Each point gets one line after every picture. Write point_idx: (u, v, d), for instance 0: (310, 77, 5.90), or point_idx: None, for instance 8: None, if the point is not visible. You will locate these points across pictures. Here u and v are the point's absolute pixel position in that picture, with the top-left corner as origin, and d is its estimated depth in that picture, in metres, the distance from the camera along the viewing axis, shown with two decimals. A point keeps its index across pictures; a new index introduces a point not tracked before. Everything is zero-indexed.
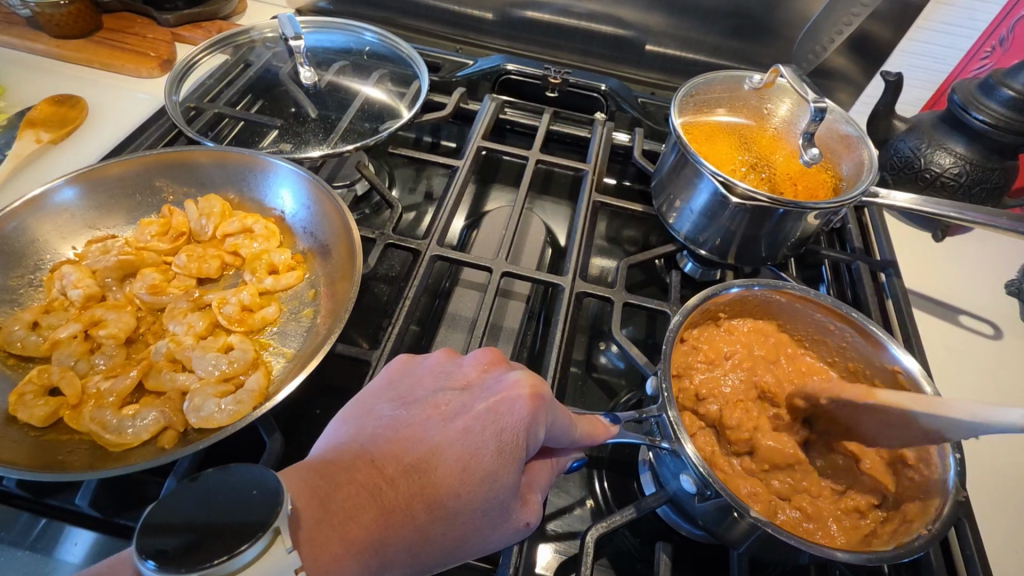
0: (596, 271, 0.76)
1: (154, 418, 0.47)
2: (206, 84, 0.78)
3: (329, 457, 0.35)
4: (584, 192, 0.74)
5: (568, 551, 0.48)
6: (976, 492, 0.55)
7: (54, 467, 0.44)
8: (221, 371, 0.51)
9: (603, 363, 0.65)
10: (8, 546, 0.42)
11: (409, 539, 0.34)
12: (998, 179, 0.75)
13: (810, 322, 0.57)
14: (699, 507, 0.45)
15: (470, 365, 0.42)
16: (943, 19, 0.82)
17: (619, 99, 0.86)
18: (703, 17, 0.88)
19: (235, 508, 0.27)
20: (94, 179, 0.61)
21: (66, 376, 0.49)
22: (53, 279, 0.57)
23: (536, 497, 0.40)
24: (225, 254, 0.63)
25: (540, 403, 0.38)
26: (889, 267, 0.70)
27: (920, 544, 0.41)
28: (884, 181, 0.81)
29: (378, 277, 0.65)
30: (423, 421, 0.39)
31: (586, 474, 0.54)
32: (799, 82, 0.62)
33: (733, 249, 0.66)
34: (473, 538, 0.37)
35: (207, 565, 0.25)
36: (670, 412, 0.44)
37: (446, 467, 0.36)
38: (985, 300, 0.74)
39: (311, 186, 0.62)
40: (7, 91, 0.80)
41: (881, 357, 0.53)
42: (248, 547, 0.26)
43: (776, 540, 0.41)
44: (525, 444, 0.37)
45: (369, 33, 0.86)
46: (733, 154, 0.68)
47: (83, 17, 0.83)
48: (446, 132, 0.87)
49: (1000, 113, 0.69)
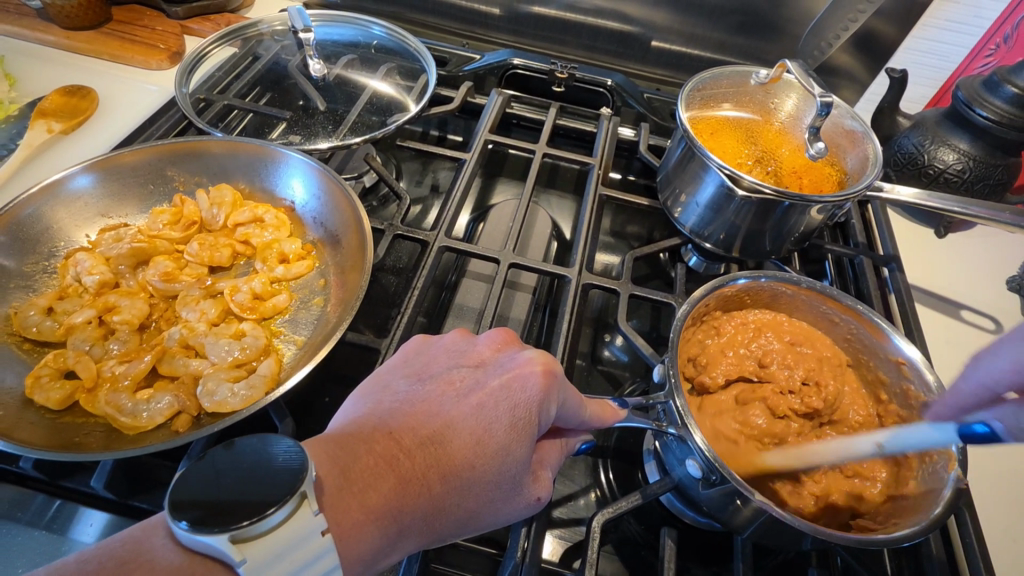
0: (600, 265, 0.76)
1: (168, 402, 0.48)
2: (216, 76, 0.78)
3: (347, 429, 0.36)
4: (590, 186, 0.74)
5: (573, 538, 0.49)
6: (976, 486, 0.55)
7: (72, 448, 0.44)
8: (233, 357, 0.52)
9: (608, 356, 0.66)
10: (26, 526, 0.42)
11: (425, 508, 0.35)
12: (1001, 175, 0.75)
13: (814, 313, 0.58)
14: (704, 494, 0.45)
15: (484, 344, 0.43)
16: (948, 17, 0.83)
17: (626, 94, 0.86)
18: (709, 14, 0.88)
19: (256, 478, 0.28)
20: (108, 168, 0.62)
21: (81, 360, 0.50)
22: (67, 266, 0.57)
23: (547, 473, 0.40)
24: (235, 243, 0.63)
25: (552, 380, 0.39)
26: (892, 262, 0.71)
27: (921, 529, 0.41)
28: (888, 177, 0.81)
29: (386, 268, 0.66)
30: (439, 396, 0.39)
31: (591, 463, 0.54)
32: (806, 77, 0.63)
33: (739, 242, 0.67)
34: (486, 510, 0.37)
35: (236, 526, 0.26)
36: (678, 399, 0.45)
37: (461, 439, 0.37)
38: (988, 295, 0.75)
39: (321, 176, 0.62)
40: (18, 80, 0.80)
41: (885, 348, 0.53)
42: (275, 510, 0.27)
43: (779, 524, 0.41)
44: (537, 421, 0.38)
45: (377, 27, 0.86)
46: (738, 148, 0.68)
47: (93, 8, 0.83)
48: (453, 126, 0.87)
49: (1004, 109, 0.70)
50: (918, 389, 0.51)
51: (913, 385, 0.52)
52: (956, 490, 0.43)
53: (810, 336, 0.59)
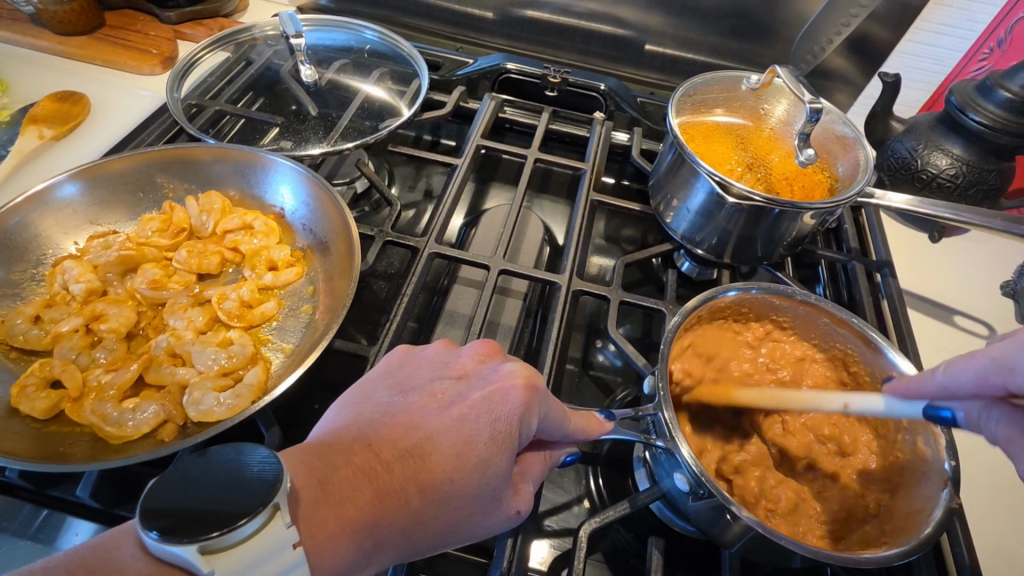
0: (593, 270, 0.76)
1: (154, 411, 0.48)
2: (208, 81, 0.78)
3: (327, 440, 0.36)
4: (582, 191, 0.74)
5: (562, 547, 0.49)
6: (968, 493, 0.55)
7: (56, 458, 0.44)
8: (220, 365, 0.52)
9: (599, 362, 0.65)
10: (10, 536, 0.42)
11: (402, 522, 0.35)
12: (995, 180, 0.75)
13: (811, 326, 0.58)
14: (692, 507, 0.45)
15: (468, 355, 0.43)
16: (941, 21, 0.82)
17: (619, 98, 0.86)
18: (702, 18, 0.88)
19: (225, 489, 0.28)
20: (96, 175, 0.62)
21: (67, 370, 0.50)
22: (54, 273, 0.57)
23: (528, 487, 0.40)
24: (224, 250, 0.63)
25: (534, 394, 0.39)
26: (884, 268, 0.71)
27: (911, 547, 0.42)
28: (882, 182, 0.81)
29: (377, 274, 0.66)
30: (420, 408, 0.39)
31: (580, 471, 0.54)
32: (796, 83, 0.63)
33: (729, 248, 0.66)
34: (465, 523, 0.37)
35: (205, 538, 0.26)
36: (666, 412, 0.44)
37: (440, 453, 0.37)
38: (981, 301, 0.74)
39: (310, 183, 0.62)
40: (10, 87, 0.80)
41: (880, 362, 0.53)
42: (246, 522, 0.27)
43: (767, 541, 0.41)
44: (518, 434, 0.38)
45: (370, 31, 0.86)
46: (730, 154, 0.68)
47: (86, 14, 0.84)
48: (446, 131, 0.87)
49: (997, 114, 0.70)
50: None
51: None
52: (949, 509, 0.43)
53: (798, 359, 0.60)
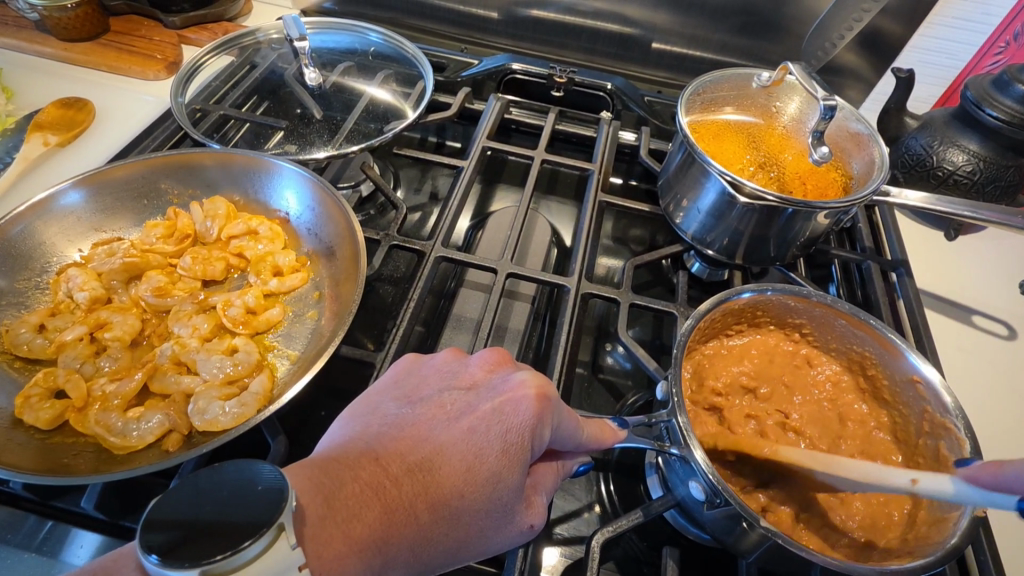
0: (602, 270, 0.75)
1: (159, 421, 0.47)
2: (212, 86, 0.78)
3: (334, 454, 0.35)
4: (589, 192, 0.73)
5: (574, 556, 0.47)
6: (991, 499, 0.54)
7: (60, 471, 0.44)
8: (225, 374, 0.52)
9: (609, 364, 0.64)
10: (16, 548, 0.42)
11: (411, 539, 0.34)
12: (1013, 177, 0.73)
13: (829, 331, 0.56)
14: (708, 515, 0.44)
15: (476, 365, 0.42)
16: (955, 14, 0.80)
17: (626, 98, 0.85)
18: (710, 14, 0.86)
19: (236, 506, 0.27)
20: (99, 183, 0.61)
21: (71, 379, 0.50)
22: (59, 282, 0.57)
23: (541, 499, 0.39)
24: (229, 256, 0.63)
25: (546, 404, 0.38)
26: (900, 267, 0.69)
27: (937, 558, 0.40)
28: (896, 179, 0.79)
29: (383, 278, 0.65)
30: (427, 420, 0.38)
31: (591, 477, 0.53)
32: (809, 79, 0.61)
33: (742, 248, 0.65)
34: (476, 539, 0.36)
35: (209, 561, 0.25)
36: (680, 418, 0.43)
37: (450, 466, 0.36)
38: (999, 300, 0.73)
39: (315, 188, 0.62)
40: (14, 94, 0.80)
41: (900, 366, 0.52)
42: (252, 542, 0.26)
43: (786, 552, 0.40)
44: (529, 446, 0.37)
45: (374, 33, 0.85)
46: (741, 153, 0.67)
47: (90, 19, 0.83)
48: (451, 132, 0.86)
49: (1014, 109, 0.68)
50: (936, 409, 0.49)
51: (931, 406, 0.50)
52: (974, 519, 0.42)
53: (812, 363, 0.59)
